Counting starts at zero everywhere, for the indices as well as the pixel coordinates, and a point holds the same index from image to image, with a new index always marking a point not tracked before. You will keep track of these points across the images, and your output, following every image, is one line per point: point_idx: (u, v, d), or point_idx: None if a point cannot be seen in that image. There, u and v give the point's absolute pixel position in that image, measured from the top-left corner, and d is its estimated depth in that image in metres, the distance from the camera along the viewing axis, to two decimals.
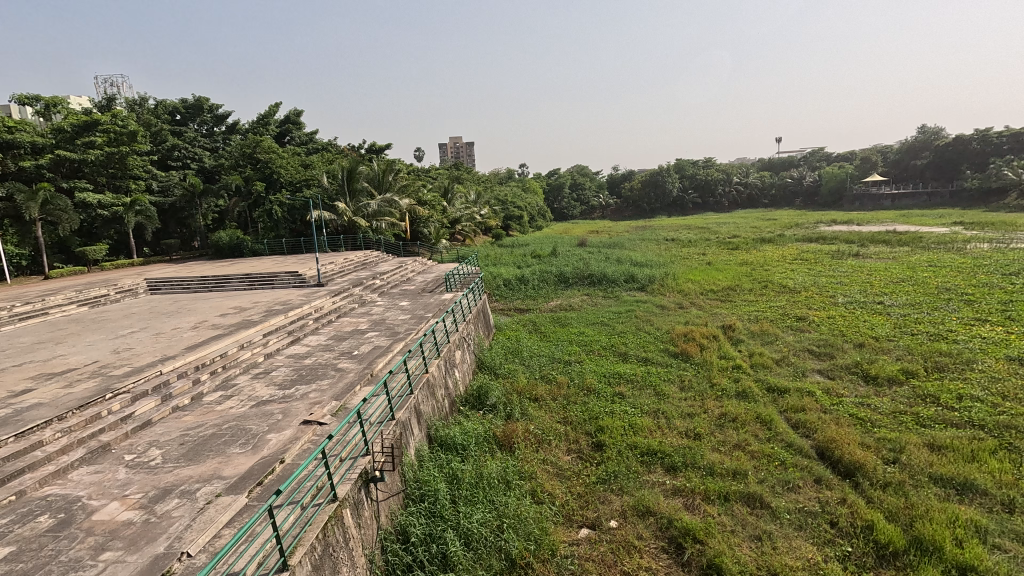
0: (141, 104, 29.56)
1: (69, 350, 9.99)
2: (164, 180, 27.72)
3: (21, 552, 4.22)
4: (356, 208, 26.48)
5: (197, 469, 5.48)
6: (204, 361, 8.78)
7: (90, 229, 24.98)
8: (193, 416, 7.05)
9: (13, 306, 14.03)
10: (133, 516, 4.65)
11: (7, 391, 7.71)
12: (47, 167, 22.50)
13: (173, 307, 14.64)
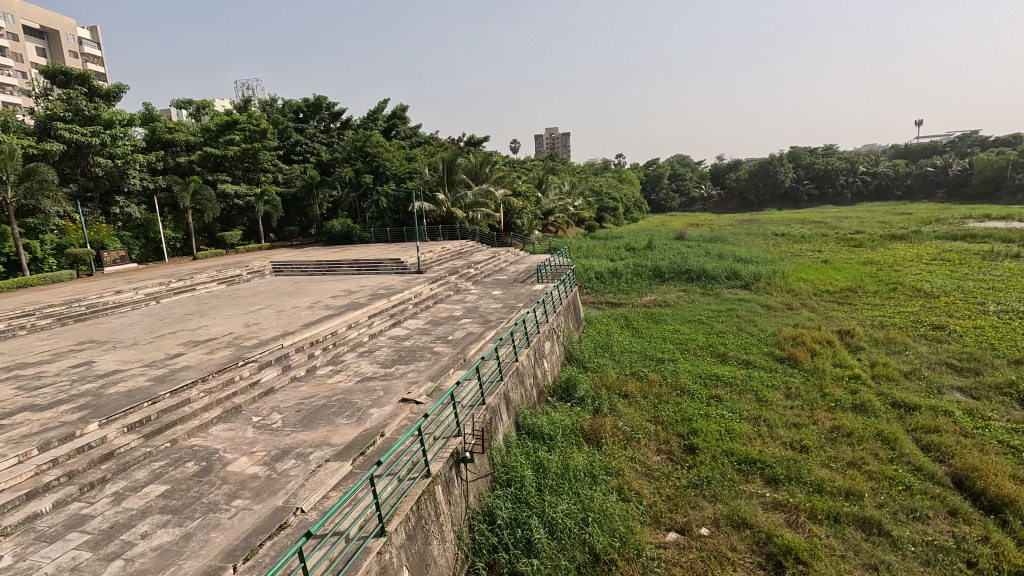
0: (271, 104, 32.91)
1: (211, 322, 11.50)
2: (288, 173, 30.65)
3: (173, 491, 4.96)
4: (454, 199, 27.52)
5: (311, 434, 6.08)
6: (318, 338, 9.67)
7: (228, 216, 28.40)
8: (308, 386, 7.82)
9: (170, 282, 16.44)
10: (259, 471, 5.27)
11: (165, 353, 9.08)
12: (197, 162, 26.12)
13: (294, 287, 16.28)
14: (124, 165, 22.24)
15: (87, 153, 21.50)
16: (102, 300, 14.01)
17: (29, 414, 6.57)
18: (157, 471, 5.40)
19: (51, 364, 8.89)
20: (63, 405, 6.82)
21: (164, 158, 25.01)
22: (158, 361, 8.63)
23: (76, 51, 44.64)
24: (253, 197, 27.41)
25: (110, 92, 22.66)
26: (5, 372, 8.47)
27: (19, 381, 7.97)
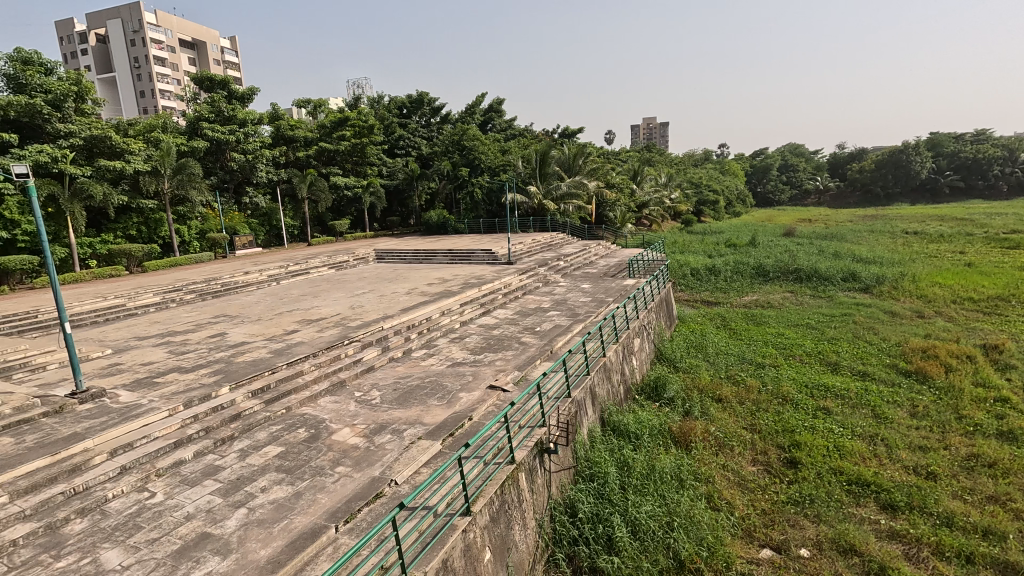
0: (378, 101, 35.05)
1: (321, 303, 12.59)
2: (392, 166, 32.47)
3: (287, 453, 5.55)
4: (546, 191, 27.57)
5: (405, 412, 6.46)
6: (414, 323, 10.24)
7: (338, 207, 30.71)
8: (404, 367, 8.31)
9: (288, 265, 18.22)
10: (359, 442, 5.71)
11: (283, 329, 10.11)
12: (313, 157, 28.60)
13: (393, 274, 17.34)
14: (254, 160, 24.97)
15: (226, 150, 24.42)
16: (234, 280, 15.88)
17: (177, 375, 7.65)
18: (274, 434, 6.05)
19: (194, 333, 10.26)
20: (203, 369, 7.86)
21: (287, 153, 27.64)
22: (277, 335, 9.64)
23: (219, 58, 50.36)
24: (360, 189, 29.48)
25: (245, 95, 25.48)
26: (160, 338, 9.93)
27: (170, 346, 9.30)
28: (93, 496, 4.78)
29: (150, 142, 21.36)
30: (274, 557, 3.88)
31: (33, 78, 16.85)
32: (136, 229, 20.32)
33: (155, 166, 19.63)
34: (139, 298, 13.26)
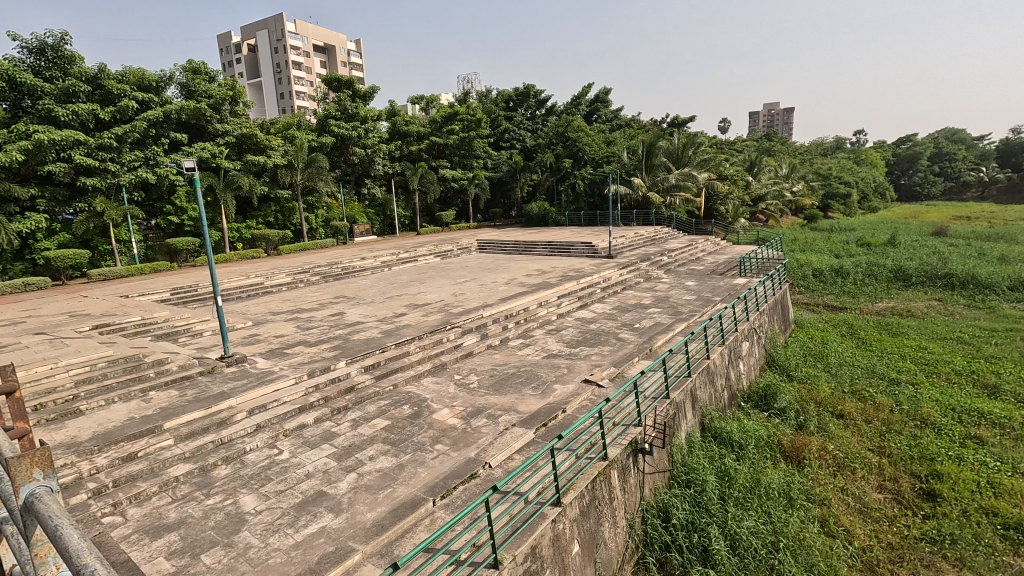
0: (486, 95, 35.94)
1: (427, 290, 13.31)
2: (496, 159, 33.22)
3: (392, 427, 5.97)
4: (652, 183, 26.55)
5: (501, 398, 6.65)
6: (512, 312, 10.46)
7: (445, 198, 32.06)
8: (501, 355, 8.53)
9: (399, 253, 19.50)
10: (457, 423, 5.99)
11: (392, 312, 10.86)
12: (425, 150, 30.19)
13: (494, 264, 17.82)
14: (372, 153, 26.99)
15: (349, 145, 26.62)
16: (352, 264, 17.35)
17: (303, 348, 8.56)
18: (382, 408, 6.55)
19: (317, 311, 11.39)
20: (324, 344, 8.71)
21: (401, 147, 29.45)
22: (387, 318, 10.37)
23: (346, 60, 54.46)
24: (466, 181, 30.59)
25: (367, 93, 27.54)
26: (290, 314, 11.15)
27: (298, 322, 10.42)
28: (235, 448, 5.54)
29: (287, 139, 23.93)
30: (379, 521, 4.21)
31: (200, 85, 19.62)
32: (274, 217, 22.91)
33: (291, 160, 22.18)
34: (274, 278, 14.98)
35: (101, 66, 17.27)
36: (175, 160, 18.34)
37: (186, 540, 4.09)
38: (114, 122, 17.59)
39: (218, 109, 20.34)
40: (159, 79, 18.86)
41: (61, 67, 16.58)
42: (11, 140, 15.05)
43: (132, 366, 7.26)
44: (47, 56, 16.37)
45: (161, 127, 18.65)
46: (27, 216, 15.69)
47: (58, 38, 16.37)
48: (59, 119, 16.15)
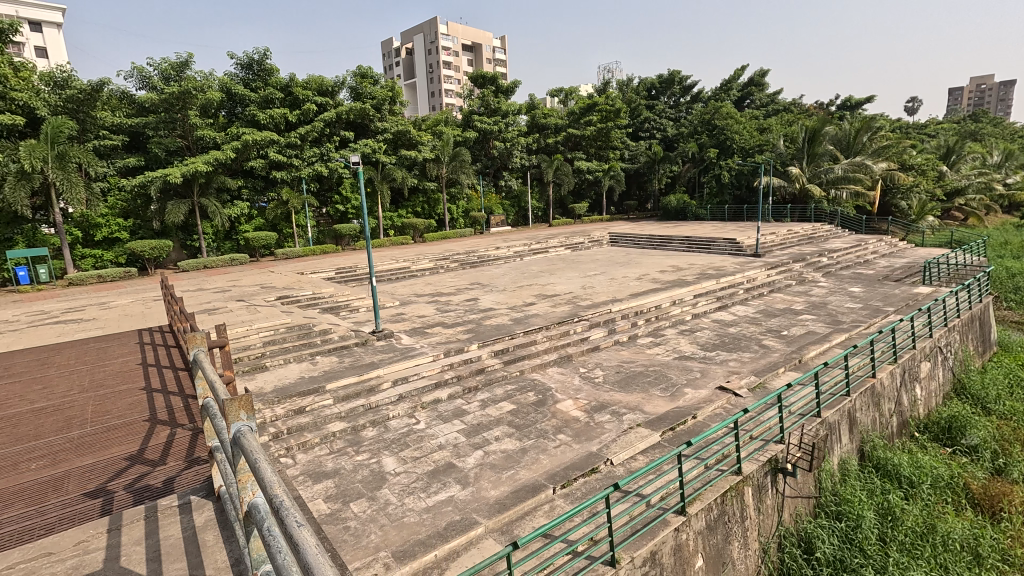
0: (627, 84, 34.87)
1: (557, 281, 13.48)
2: (634, 150, 32.18)
3: (518, 411, 6.18)
4: (813, 174, 23.72)
5: (626, 396, 6.50)
6: (642, 309, 10.12)
7: (579, 190, 31.92)
8: (628, 352, 8.30)
9: (532, 244, 20.00)
10: (580, 416, 5.99)
11: (522, 301, 11.19)
12: (561, 143, 30.45)
13: (626, 258, 17.36)
14: (511, 147, 27.92)
15: (490, 139, 27.85)
16: (487, 253, 18.23)
17: (440, 328, 9.24)
18: (509, 392, 6.81)
19: (454, 296, 12.18)
20: (459, 326, 9.30)
21: (539, 140, 30.07)
22: (517, 306, 10.72)
23: (491, 58, 56.40)
24: (601, 172, 30.19)
25: (509, 88, 28.49)
26: (430, 297, 12.08)
27: (438, 305, 11.26)
28: (380, 413, 6.20)
29: (435, 135, 25.80)
30: (502, 499, 4.41)
31: (366, 88, 21.96)
32: (421, 207, 24.89)
33: (438, 155, 23.93)
34: (419, 263, 16.35)
35: (291, 76, 20.27)
36: (343, 155, 20.89)
37: (339, 488, 4.70)
38: (300, 123, 20.62)
39: (379, 109, 22.64)
40: (335, 84, 21.56)
41: (263, 78, 19.78)
42: (227, 141, 18.44)
43: (305, 333, 8.51)
44: (254, 70, 19.65)
45: (334, 127, 21.33)
46: (235, 204, 19.13)
47: (262, 54, 19.59)
48: (260, 122, 19.38)
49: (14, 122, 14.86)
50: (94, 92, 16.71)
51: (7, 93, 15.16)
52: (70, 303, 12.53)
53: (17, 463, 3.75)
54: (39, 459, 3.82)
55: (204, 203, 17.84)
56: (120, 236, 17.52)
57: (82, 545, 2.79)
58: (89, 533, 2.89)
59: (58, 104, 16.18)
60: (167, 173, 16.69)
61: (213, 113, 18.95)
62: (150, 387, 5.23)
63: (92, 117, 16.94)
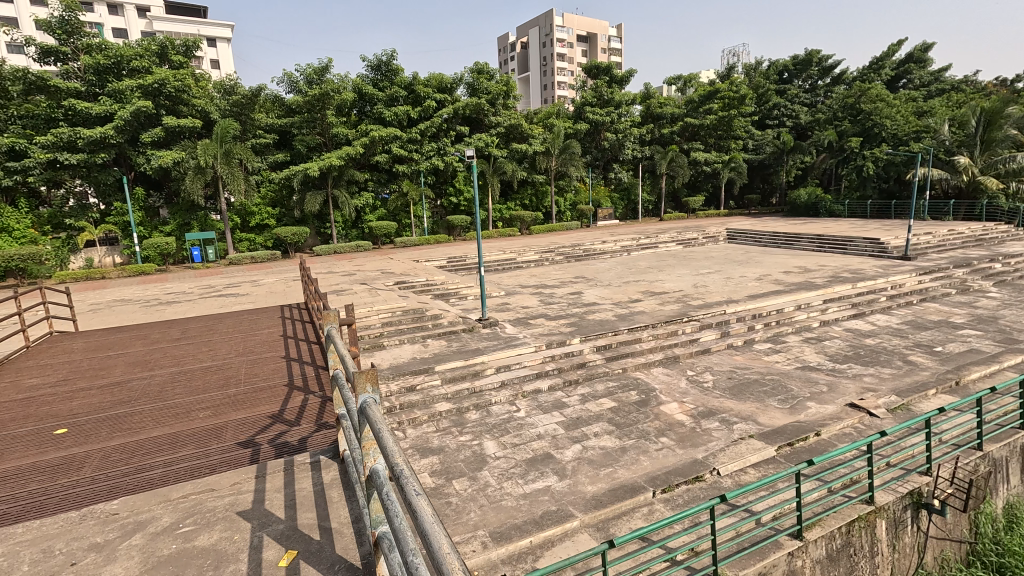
0: (755, 67, 32.12)
1: (666, 278, 12.92)
2: (760, 140, 29.63)
3: (619, 409, 6.05)
4: (987, 164, 20.14)
5: (738, 405, 6.05)
6: (761, 313, 9.36)
7: (695, 183, 30.20)
8: (743, 357, 7.72)
9: (640, 239, 19.39)
10: (686, 420, 5.70)
11: (628, 297, 10.90)
12: (677, 133, 29.05)
13: (745, 257, 16.11)
14: (622, 138, 27.23)
15: (601, 130, 27.36)
16: (593, 247, 18.02)
17: (544, 320, 9.33)
18: (610, 389, 6.69)
19: (559, 288, 12.21)
20: (562, 319, 9.32)
21: (653, 130, 29.01)
22: (622, 302, 10.46)
23: (607, 47, 54.79)
24: (720, 164, 28.25)
25: (623, 77, 27.70)
26: (535, 288, 12.24)
27: (542, 296, 11.38)
28: (484, 398, 6.43)
29: (547, 128, 25.98)
30: (598, 496, 4.37)
31: (482, 83, 22.65)
32: (529, 199, 25.26)
33: (548, 148, 24.08)
34: (525, 256, 16.64)
35: (414, 75, 21.57)
36: (458, 149, 21.84)
37: (443, 465, 4.98)
38: (420, 119, 21.91)
39: (493, 103, 23.26)
40: (453, 82, 22.56)
41: (390, 78, 21.28)
42: (357, 137, 20.19)
43: (418, 317, 9.09)
44: (381, 71, 21.19)
45: (450, 122, 22.36)
46: (362, 195, 20.94)
47: (389, 55, 21.07)
48: (386, 119, 20.91)
49: (194, 124, 17.63)
50: (254, 97, 19.24)
51: (190, 100, 18.03)
52: (230, 280, 14.66)
53: (190, 411, 4.47)
54: (205, 410, 4.52)
55: (336, 194, 19.75)
56: (269, 223, 20.08)
57: (236, 486, 3.26)
58: (241, 476, 3.37)
59: (226, 108, 18.88)
60: (307, 167, 18.72)
61: (346, 113, 20.83)
62: (290, 357, 5.93)
63: (251, 118, 19.53)
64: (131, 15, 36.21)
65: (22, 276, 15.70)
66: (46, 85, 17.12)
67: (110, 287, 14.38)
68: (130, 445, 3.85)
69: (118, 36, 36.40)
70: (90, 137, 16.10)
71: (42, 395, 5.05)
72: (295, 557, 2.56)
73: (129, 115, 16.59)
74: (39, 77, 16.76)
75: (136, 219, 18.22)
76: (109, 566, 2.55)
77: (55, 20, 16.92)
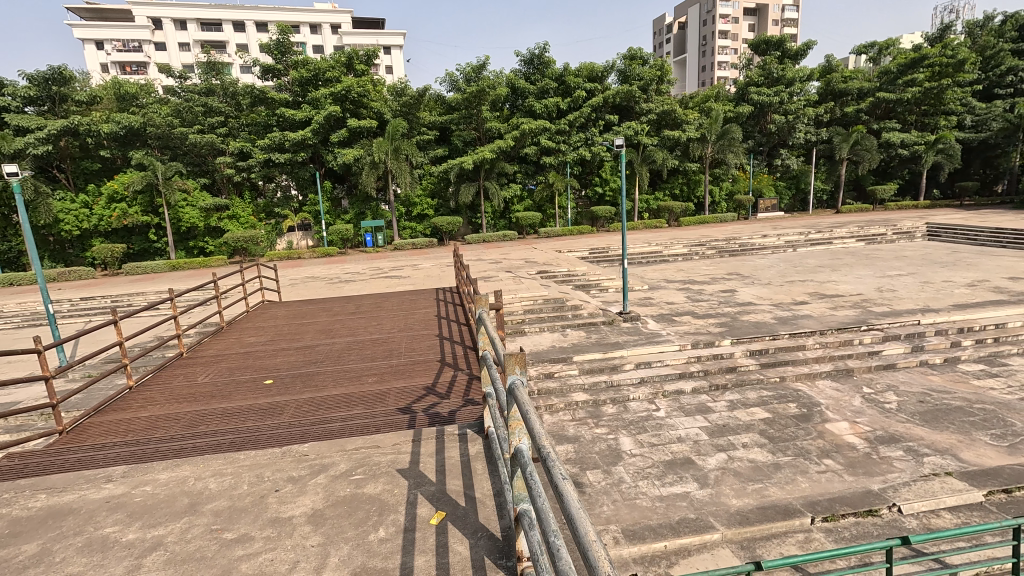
0: (983, 24, 26.05)
1: (841, 279, 11.27)
2: (983, 114, 24.04)
3: (774, 422, 5.47)
4: None
5: (932, 434, 5.05)
6: (971, 327, 7.67)
7: (886, 168, 25.66)
8: (942, 378, 6.41)
9: (809, 234, 17.19)
10: (859, 444, 4.93)
11: (792, 298, 9.76)
12: (865, 110, 25.00)
13: (952, 258, 13.29)
14: (794, 120, 24.25)
15: (768, 112, 24.74)
16: (751, 242, 16.46)
17: (690, 318, 8.81)
18: (764, 398, 6.06)
19: (709, 285, 11.41)
20: (711, 318, 8.70)
21: (833, 110, 25.36)
22: (784, 303, 9.39)
23: (780, 18, 48.59)
24: (922, 145, 23.60)
25: (798, 51, 24.62)
26: (682, 284, 11.60)
27: (689, 292, 10.73)
28: (621, 393, 6.30)
29: (703, 112, 24.26)
30: (744, 512, 4.02)
31: (634, 69, 21.95)
32: (680, 189, 23.94)
33: (704, 134, 22.48)
34: (672, 249, 15.87)
35: (565, 66, 21.73)
36: (606, 139, 21.50)
37: (577, 454, 5.02)
38: (570, 110, 22.03)
39: (646, 89, 22.36)
40: (604, 69, 22.22)
41: (542, 71, 21.71)
42: (509, 131, 21.04)
43: (559, 307, 9.23)
44: (533, 64, 21.70)
45: (600, 111, 22.09)
46: (511, 186, 21.81)
47: (542, 48, 21.49)
48: (536, 112, 21.46)
49: (371, 125, 19.98)
50: (420, 98, 21.16)
51: (369, 104, 20.45)
52: (394, 263, 16.42)
53: (361, 376, 5.15)
54: (372, 376, 5.16)
55: (487, 186, 20.84)
56: (428, 213, 22.02)
57: (396, 446, 3.68)
58: (400, 439, 3.78)
59: (397, 108, 21.03)
60: (462, 161, 20.05)
61: (500, 107, 21.80)
62: (442, 336, 6.47)
63: (417, 117, 21.47)
64: (327, 32, 42.04)
65: (245, 254, 19.49)
66: (265, 97, 20.79)
67: (305, 266, 17.12)
68: (316, 400, 4.57)
69: (317, 52, 42.57)
70: (294, 140, 19.34)
71: (256, 350, 6.24)
72: (443, 519, 2.81)
73: (323, 119, 19.48)
74: (260, 90, 20.43)
75: (325, 209, 21.36)
76: (301, 497, 3.07)
77: (273, 42, 20.43)
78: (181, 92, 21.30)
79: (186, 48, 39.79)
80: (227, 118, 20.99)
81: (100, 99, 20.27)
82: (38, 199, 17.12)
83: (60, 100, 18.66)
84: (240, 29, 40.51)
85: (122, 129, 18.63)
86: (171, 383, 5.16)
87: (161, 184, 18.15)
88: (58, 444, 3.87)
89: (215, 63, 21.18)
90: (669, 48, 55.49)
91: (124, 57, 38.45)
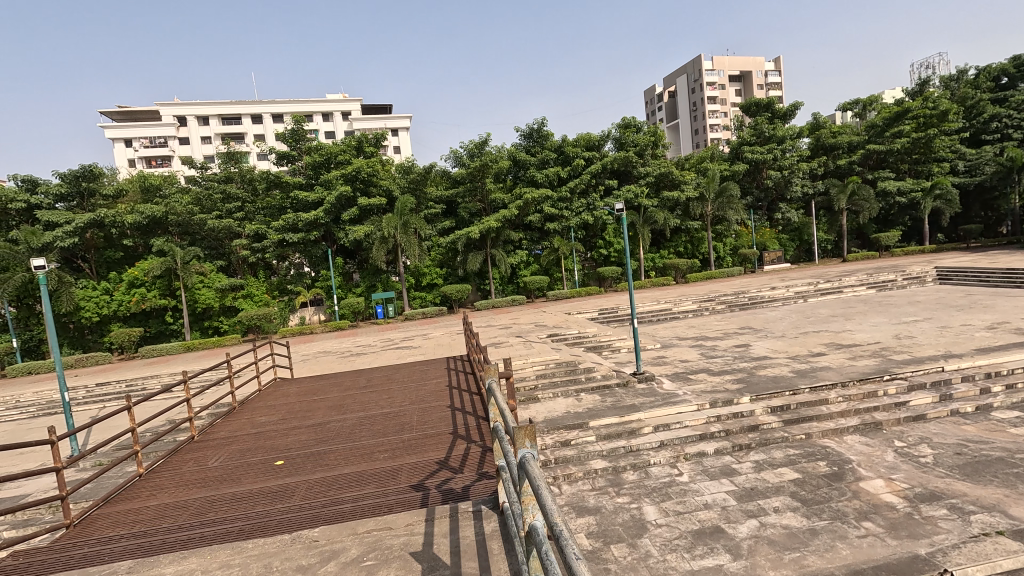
0: (958, 76, 27.16)
1: (855, 328, 11.09)
2: (974, 159, 24.59)
3: (805, 483, 5.19)
4: None
5: (975, 489, 4.77)
6: (999, 372, 7.44)
7: (886, 216, 25.99)
8: (976, 427, 6.12)
9: (818, 283, 17.15)
10: (899, 503, 4.65)
11: (808, 350, 9.59)
12: (858, 162, 25.68)
13: (969, 300, 13.10)
14: (789, 174, 25.00)
15: (763, 168, 25.55)
16: (760, 294, 16.47)
17: (705, 375, 8.63)
18: (792, 457, 5.80)
19: (722, 341, 11.27)
20: (727, 374, 8.53)
21: (826, 163, 26.22)
22: (800, 356, 9.21)
23: (763, 82, 51.43)
24: (919, 192, 23.96)
25: (786, 112, 25.78)
26: (695, 341, 11.46)
27: (702, 349, 10.60)
28: (641, 458, 6.07)
29: (699, 172, 25.10)
30: None
31: (629, 137, 22.98)
32: (684, 246, 24.37)
33: (702, 193, 23.20)
34: (681, 306, 15.88)
35: (564, 138, 22.89)
36: (607, 203, 22.19)
37: (600, 527, 4.76)
38: (570, 177, 22.91)
39: (642, 154, 23.36)
40: (601, 138, 23.37)
41: (541, 143, 22.81)
42: (513, 200, 21.80)
43: (572, 372, 9.11)
44: (533, 138, 22.86)
45: (599, 177, 22.98)
46: (517, 253, 22.26)
47: (540, 123, 22.72)
48: (538, 180, 22.33)
49: (381, 202, 20.82)
50: (426, 174, 22.16)
51: (378, 182, 21.44)
52: (405, 333, 16.56)
53: (372, 453, 5.03)
54: (384, 452, 5.04)
55: (494, 253, 21.29)
56: (438, 281, 22.51)
57: (409, 527, 3.54)
58: (414, 518, 3.64)
59: (404, 185, 21.94)
60: (469, 231, 20.62)
61: (503, 178, 22.75)
62: (454, 407, 6.36)
63: (424, 193, 22.37)
64: (338, 119, 44.92)
65: (259, 331, 19.71)
66: (280, 181, 21.85)
67: (318, 340, 17.27)
68: (326, 479, 4.46)
69: (329, 137, 45.20)
70: (307, 220, 20.15)
71: (267, 430, 6.15)
72: None
73: (335, 199, 20.44)
74: (276, 175, 21.53)
75: (337, 283, 21.87)
76: None
77: (288, 132, 21.71)
78: (202, 181, 22.43)
79: (208, 140, 42.56)
80: (244, 203, 22.01)
81: (126, 192, 21.42)
82: (61, 288, 17.75)
83: (89, 195, 19.79)
84: (257, 121, 43.49)
85: (145, 219, 19.53)
86: (181, 469, 5.07)
87: (180, 268, 18.75)
88: (65, 539, 3.77)
89: (234, 152, 22.43)
90: (661, 115, 58.38)
91: (151, 153, 40.99)
